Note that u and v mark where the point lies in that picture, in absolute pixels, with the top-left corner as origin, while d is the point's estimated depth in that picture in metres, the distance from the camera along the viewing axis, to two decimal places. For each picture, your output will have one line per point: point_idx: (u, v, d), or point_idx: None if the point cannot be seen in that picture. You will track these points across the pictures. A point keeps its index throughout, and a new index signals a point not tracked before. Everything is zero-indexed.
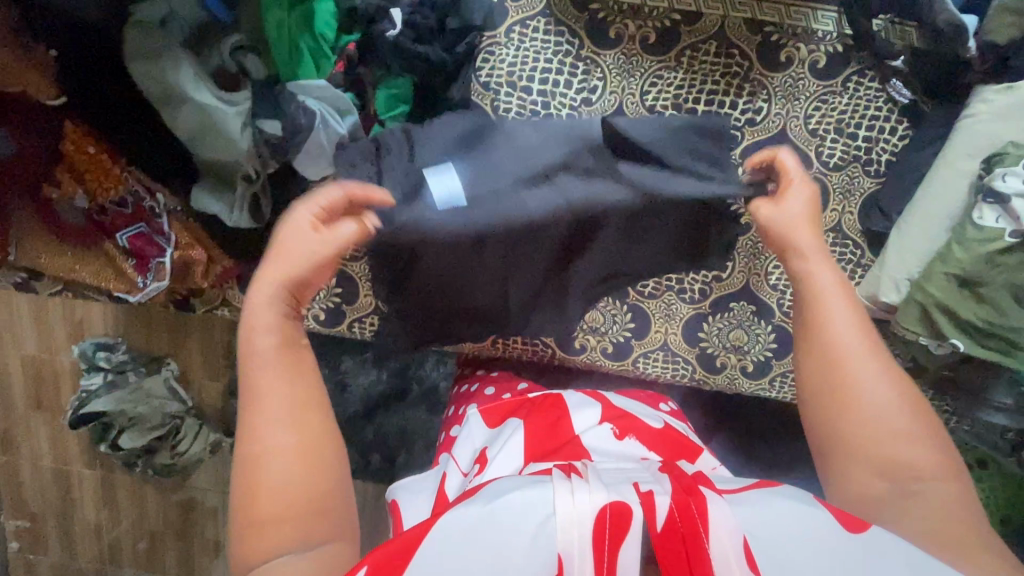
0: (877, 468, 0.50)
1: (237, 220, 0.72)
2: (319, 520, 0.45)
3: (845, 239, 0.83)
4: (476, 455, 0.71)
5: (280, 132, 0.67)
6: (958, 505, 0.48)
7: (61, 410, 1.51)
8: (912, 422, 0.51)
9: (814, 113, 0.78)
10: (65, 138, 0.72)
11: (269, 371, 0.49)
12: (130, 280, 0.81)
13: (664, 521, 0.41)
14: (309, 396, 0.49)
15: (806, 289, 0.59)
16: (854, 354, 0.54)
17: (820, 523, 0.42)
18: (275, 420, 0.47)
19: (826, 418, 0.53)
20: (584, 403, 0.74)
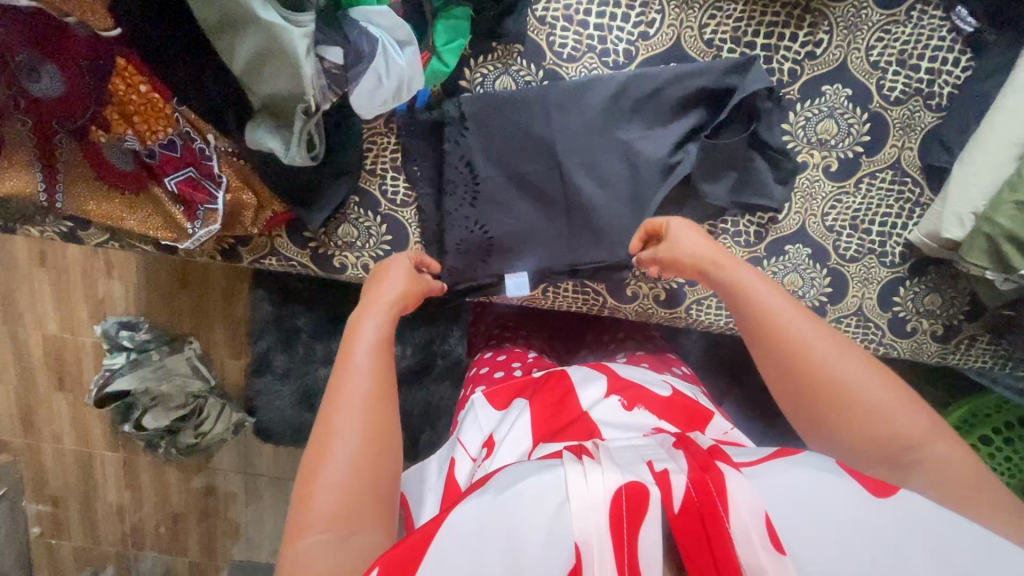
0: (876, 451, 0.53)
1: (292, 157, 0.71)
2: (364, 510, 0.50)
3: (904, 176, 0.82)
4: (484, 439, 0.73)
5: (342, 61, 0.66)
6: (959, 466, 0.51)
7: (83, 390, 1.49)
8: (890, 398, 0.53)
9: (875, 45, 0.76)
10: (115, 77, 0.70)
11: (364, 360, 0.58)
12: (178, 229, 0.81)
13: (681, 502, 0.44)
14: (383, 390, 0.57)
15: (740, 303, 0.62)
16: (814, 351, 0.56)
17: (846, 489, 0.44)
18: (356, 400, 0.55)
19: (809, 416, 0.56)
20: (591, 377, 0.77)
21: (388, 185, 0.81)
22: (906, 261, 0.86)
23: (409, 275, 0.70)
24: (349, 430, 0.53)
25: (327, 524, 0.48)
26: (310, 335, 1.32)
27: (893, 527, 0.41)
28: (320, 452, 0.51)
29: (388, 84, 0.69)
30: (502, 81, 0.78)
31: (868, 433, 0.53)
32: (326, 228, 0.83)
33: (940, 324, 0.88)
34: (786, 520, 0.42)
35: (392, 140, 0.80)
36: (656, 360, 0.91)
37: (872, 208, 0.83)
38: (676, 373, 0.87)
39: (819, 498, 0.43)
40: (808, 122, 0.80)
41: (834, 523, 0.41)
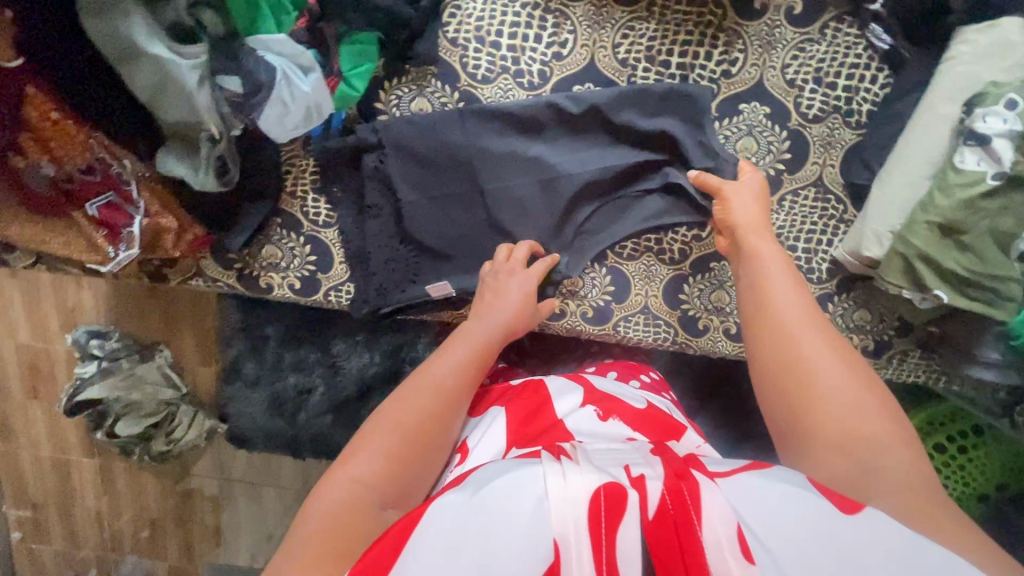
0: (834, 439, 0.53)
1: (202, 182, 0.71)
2: (398, 490, 0.55)
3: (827, 193, 0.81)
4: (457, 444, 0.73)
5: (241, 89, 0.66)
6: (915, 478, 0.49)
7: (57, 398, 1.51)
8: (861, 395, 0.55)
9: (791, 62, 0.75)
10: (25, 105, 0.68)
11: (454, 363, 0.66)
12: (101, 252, 0.81)
13: (656, 509, 0.42)
14: (453, 390, 0.64)
15: (749, 278, 0.68)
16: (801, 333, 0.60)
17: (821, 501, 0.43)
18: (430, 384, 0.64)
19: (777, 392, 0.58)
20: (567, 389, 0.77)
21: (310, 207, 0.82)
22: (833, 277, 0.85)
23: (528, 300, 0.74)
24: (416, 412, 0.60)
25: (375, 477, 0.54)
26: (276, 343, 1.34)
27: (861, 535, 0.41)
28: (388, 417, 0.59)
29: (295, 109, 0.68)
30: (417, 103, 0.77)
31: (830, 426, 0.53)
32: (250, 250, 0.83)
33: (870, 339, 0.88)
34: (758, 531, 0.41)
35: (310, 162, 0.80)
36: (628, 367, 0.93)
37: (796, 225, 0.83)
38: (640, 383, 0.88)
39: (792, 505, 0.42)
40: (727, 139, 0.79)
41: (808, 533, 0.41)
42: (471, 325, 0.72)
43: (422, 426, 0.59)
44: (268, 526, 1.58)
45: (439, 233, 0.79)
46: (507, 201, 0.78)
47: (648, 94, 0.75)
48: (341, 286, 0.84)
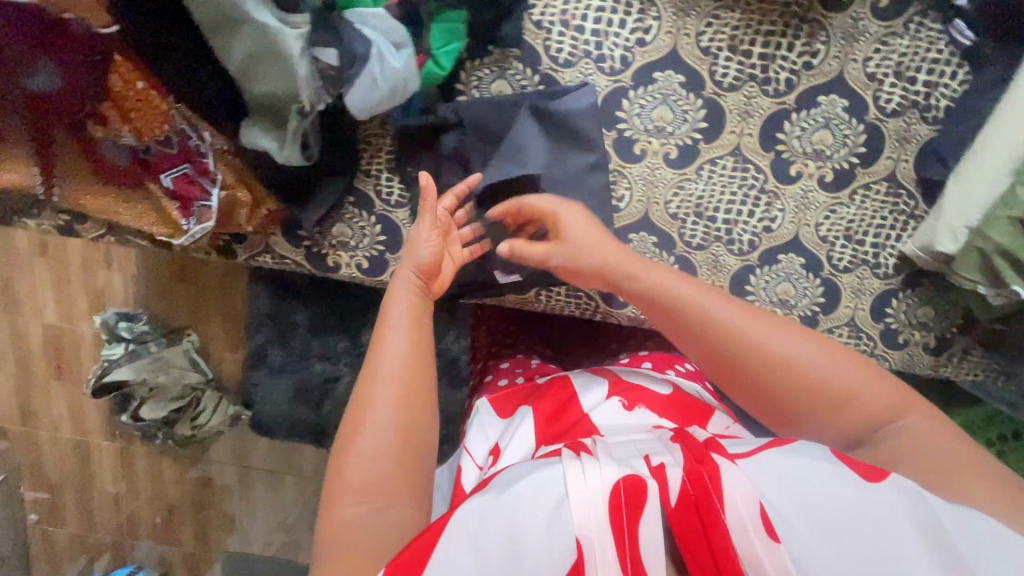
0: (852, 430, 0.60)
1: (287, 156, 0.71)
2: (393, 487, 0.58)
3: (898, 188, 0.82)
4: (490, 447, 0.75)
5: (337, 62, 0.66)
6: (920, 430, 0.58)
7: (82, 380, 1.50)
8: (850, 377, 0.60)
9: (873, 56, 0.76)
10: (113, 72, 0.70)
11: (398, 358, 0.63)
12: (173, 225, 0.81)
13: (678, 495, 0.47)
14: (411, 375, 0.63)
15: (677, 317, 0.66)
16: (768, 356, 0.61)
17: (845, 482, 0.48)
18: (383, 381, 0.62)
19: (776, 411, 0.62)
20: (592, 383, 0.78)
21: (384, 186, 0.82)
22: (899, 272, 0.86)
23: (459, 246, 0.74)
24: (383, 422, 0.60)
25: (361, 489, 0.57)
26: (305, 331, 1.32)
27: (868, 505, 0.46)
28: (356, 430, 0.59)
29: (382, 86, 0.69)
30: (498, 86, 0.78)
31: (842, 420, 0.60)
32: (321, 228, 0.83)
33: (932, 336, 0.89)
34: (776, 509, 0.46)
35: (388, 142, 0.80)
36: (663, 355, 0.94)
37: (867, 219, 0.83)
38: (678, 371, 0.86)
39: (809, 480, 0.47)
40: (803, 132, 0.79)
41: (820, 506, 0.46)
42: (392, 305, 0.68)
43: (398, 432, 0.60)
44: (287, 513, 1.58)
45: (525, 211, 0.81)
46: (586, 186, 0.80)
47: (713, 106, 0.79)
48: None
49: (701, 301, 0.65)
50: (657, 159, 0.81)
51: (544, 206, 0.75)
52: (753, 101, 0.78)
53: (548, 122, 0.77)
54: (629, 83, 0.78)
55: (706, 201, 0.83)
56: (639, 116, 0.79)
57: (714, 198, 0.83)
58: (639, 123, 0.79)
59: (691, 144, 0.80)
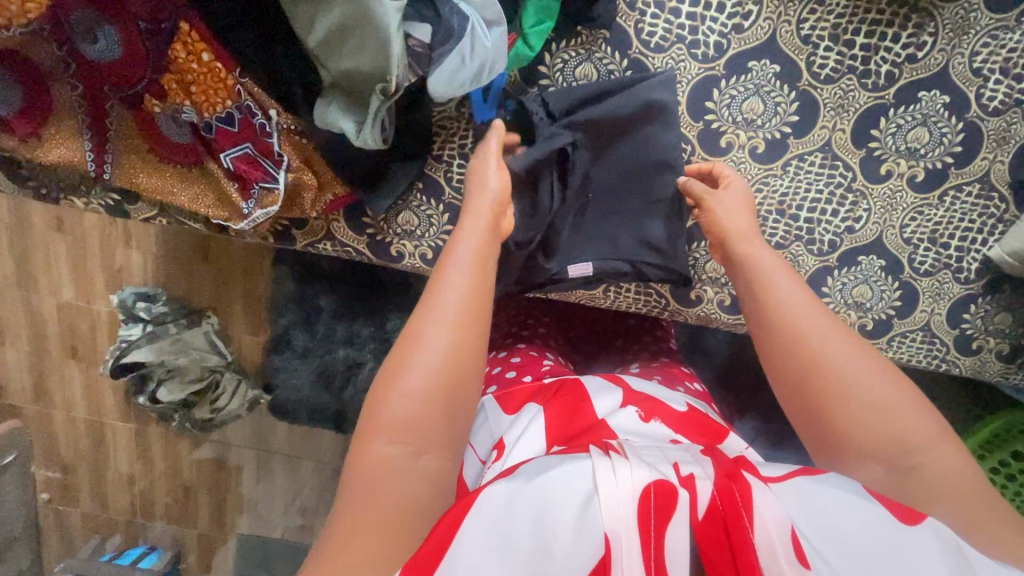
0: (880, 448, 0.52)
1: (364, 139, 0.66)
2: (430, 434, 0.51)
3: (991, 190, 0.78)
4: (495, 442, 0.67)
5: (429, 39, 0.62)
6: (957, 474, 0.50)
7: (97, 358, 1.43)
8: (897, 395, 0.53)
9: (981, 50, 0.72)
10: (177, 43, 0.65)
11: (458, 299, 0.56)
12: (232, 208, 0.77)
13: (706, 508, 0.42)
14: (475, 314, 0.57)
15: (747, 286, 0.64)
16: (813, 337, 0.57)
17: (878, 517, 0.42)
18: (448, 314, 0.55)
19: (805, 405, 0.56)
20: (605, 388, 0.70)
21: (455, 173, 0.78)
22: (981, 277, 0.82)
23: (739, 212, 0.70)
24: (429, 361, 0.53)
25: (398, 428, 0.50)
26: (330, 316, 1.27)
27: (907, 548, 0.41)
28: (407, 360, 0.53)
29: (471, 66, 0.64)
30: (584, 69, 0.74)
31: (865, 431, 0.52)
32: (387, 215, 0.80)
33: (1007, 344, 0.85)
34: (812, 541, 0.41)
35: (464, 126, 0.76)
36: (676, 371, 0.86)
37: (954, 222, 0.80)
38: (686, 388, 0.80)
39: (850, 516, 0.42)
40: (899, 128, 0.76)
41: (860, 546, 0.40)
42: (459, 235, 0.62)
43: (444, 375, 0.53)
44: (300, 500, 1.51)
45: (605, 200, 0.78)
46: (668, 177, 0.76)
47: (809, 96, 0.75)
48: None
49: (769, 267, 0.63)
50: (744, 154, 0.77)
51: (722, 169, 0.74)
52: (850, 95, 0.75)
53: (637, 107, 0.73)
54: (722, 71, 0.74)
55: (790, 199, 0.79)
56: (729, 107, 0.76)
57: (799, 196, 0.79)
58: (729, 115, 0.76)
59: (781, 138, 0.77)
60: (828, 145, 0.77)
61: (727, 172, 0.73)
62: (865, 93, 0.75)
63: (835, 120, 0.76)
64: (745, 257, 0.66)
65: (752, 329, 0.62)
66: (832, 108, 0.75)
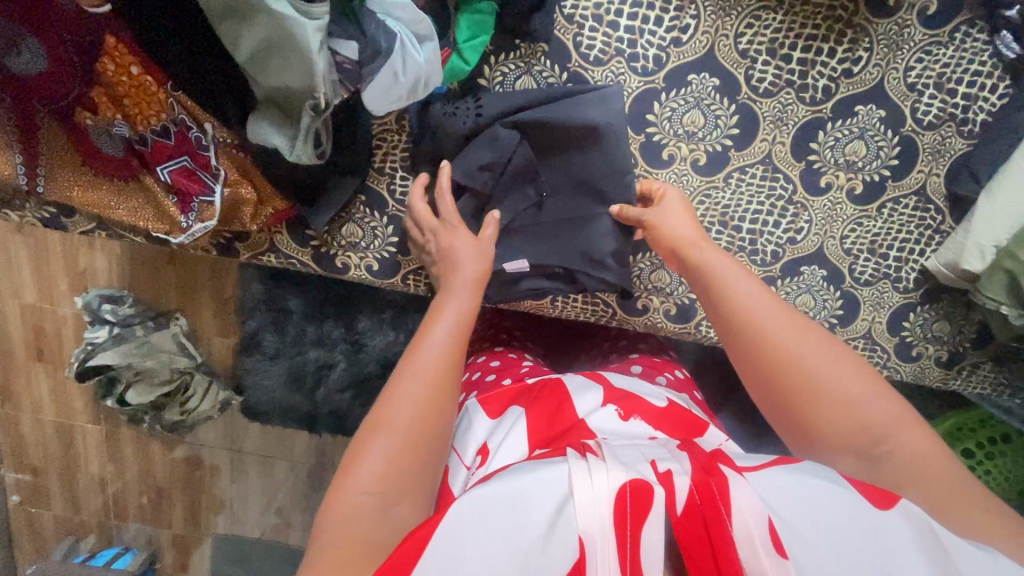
0: (851, 440, 0.53)
1: (297, 155, 0.66)
2: (405, 482, 0.51)
3: (927, 202, 0.80)
4: (479, 448, 0.66)
5: (357, 56, 0.61)
6: (925, 455, 0.52)
7: (63, 361, 1.40)
8: (860, 385, 0.55)
9: (915, 65, 0.73)
10: (104, 56, 0.64)
11: (437, 351, 0.59)
12: (171, 220, 0.76)
13: (684, 504, 0.42)
14: (451, 369, 0.59)
15: (708, 292, 0.64)
16: (775, 335, 0.58)
17: (855, 503, 0.44)
18: (426, 369, 0.58)
19: (777, 404, 0.57)
20: (585, 387, 0.70)
21: (398, 184, 0.78)
22: (919, 286, 0.84)
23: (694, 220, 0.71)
24: (410, 411, 0.54)
25: (372, 479, 0.50)
26: (299, 317, 1.24)
27: (883, 535, 0.42)
28: (387, 412, 0.54)
29: (404, 82, 0.64)
30: (524, 81, 0.74)
31: (835, 427, 0.54)
32: (330, 228, 0.80)
33: (945, 350, 0.87)
34: (789, 527, 0.41)
35: (403, 138, 0.76)
36: (659, 364, 0.86)
37: (892, 233, 0.81)
38: (665, 380, 0.82)
39: (826, 505, 0.43)
40: (838, 141, 0.77)
41: (835, 530, 0.42)
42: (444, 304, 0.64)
43: (423, 424, 0.54)
44: (275, 501, 1.51)
45: None
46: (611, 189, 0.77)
47: (748, 109, 0.75)
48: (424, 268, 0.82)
49: (730, 277, 0.63)
50: (686, 166, 0.78)
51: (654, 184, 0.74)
52: (789, 109, 0.75)
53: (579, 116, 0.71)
54: (661, 84, 0.75)
55: (732, 210, 0.80)
56: (670, 120, 0.76)
57: (741, 207, 0.80)
58: (670, 127, 0.76)
59: (722, 151, 0.77)
60: (769, 156, 0.78)
61: (661, 189, 0.74)
62: (803, 107, 0.75)
63: (774, 132, 0.76)
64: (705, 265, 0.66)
65: (718, 331, 0.63)
66: (770, 124, 0.76)
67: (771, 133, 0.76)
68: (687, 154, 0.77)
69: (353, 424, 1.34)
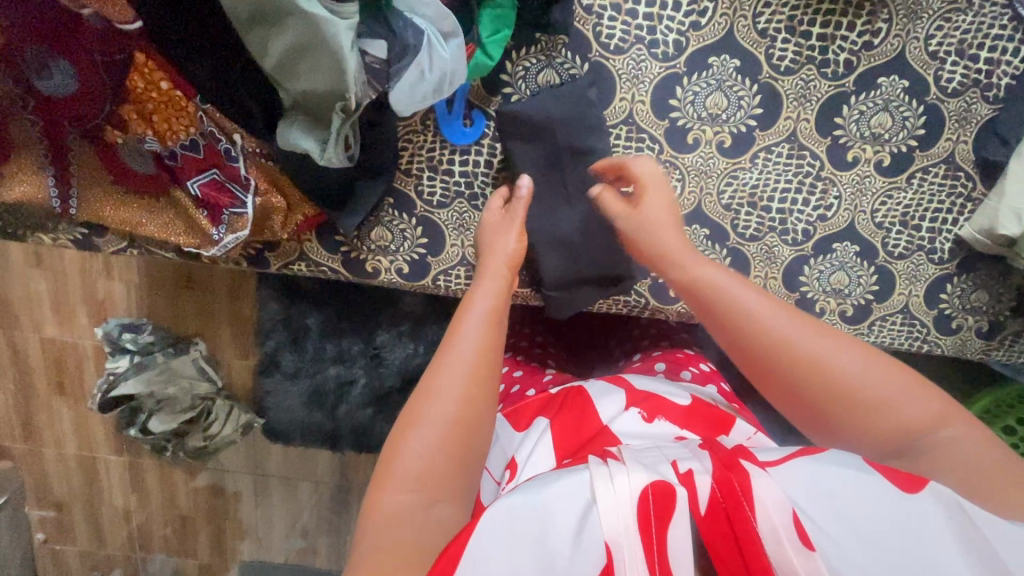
0: (889, 438, 0.52)
1: (329, 158, 0.66)
2: (446, 480, 0.49)
3: (957, 170, 0.79)
4: (507, 461, 0.64)
5: (385, 55, 0.62)
6: (970, 446, 0.50)
7: (85, 393, 1.39)
8: (895, 386, 0.52)
9: (935, 34, 0.73)
10: (134, 73, 0.64)
11: (474, 341, 0.56)
12: (202, 234, 0.76)
13: (707, 503, 0.42)
14: (491, 360, 0.56)
15: (705, 306, 0.60)
16: (794, 346, 0.54)
17: (880, 488, 0.42)
18: (465, 362, 0.54)
19: (804, 411, 0.55)
20: (607, 390, 0.67)
21: (425, 185, 0.78)
22: (955, 257, 0.83)
23: (662, 201, 0.69)
24: (448, 407, 0.51)
25: (411, 480, 0.48)
26: (319, 334, 1.23)
27: (911, 519, 0.41)
28: (424, 405, 0.51)
29: (429, 80, 0.65)
30: (546, 75, 0.75)
31: (874, 431, 0.52)
32: (360, 232, 0.80)
33: (986, 320, 0.85)
34: (814, 521, 0.41)
35: (429, 138, 0.76)
36: (687, 358, 0.85)
37: (923, 204, 0.81)
38: (691, 373, 0.80)
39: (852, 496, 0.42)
40: (863, 115, 0.77)
41: (864, 523, 0.40)
42: (478, 294, 0.61)
43: (462, 418, 0.51)
44: (301, 523, 1.49)
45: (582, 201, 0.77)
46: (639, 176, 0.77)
47: (770, 87, 0.75)
48: (455, 268, 0.81)
49: (721, 286, 0.59)
50: (711, 149, 0.78)
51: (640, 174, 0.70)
52: (811, 85, 0.75)
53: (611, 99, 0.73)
54: (682, 69, 0.75)
55: (760, 191, 0.80)
56: (693, 104, 0.76)
57: (769, 187, 0.80)
58: (693, 110, 0.76)
59: (747, 132, 0.77)
60: (794, 133, 0.77)
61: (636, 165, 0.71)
62: (826, 81, 0.75)
63: (797, 109, 0.76)
64: (688, 276, 0.62)
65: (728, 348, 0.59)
66: (793, 101, 0.76)
67: (794, 110, 0.76)
68: (711, 136, 0.77)
69: (378, 439, 1.32)
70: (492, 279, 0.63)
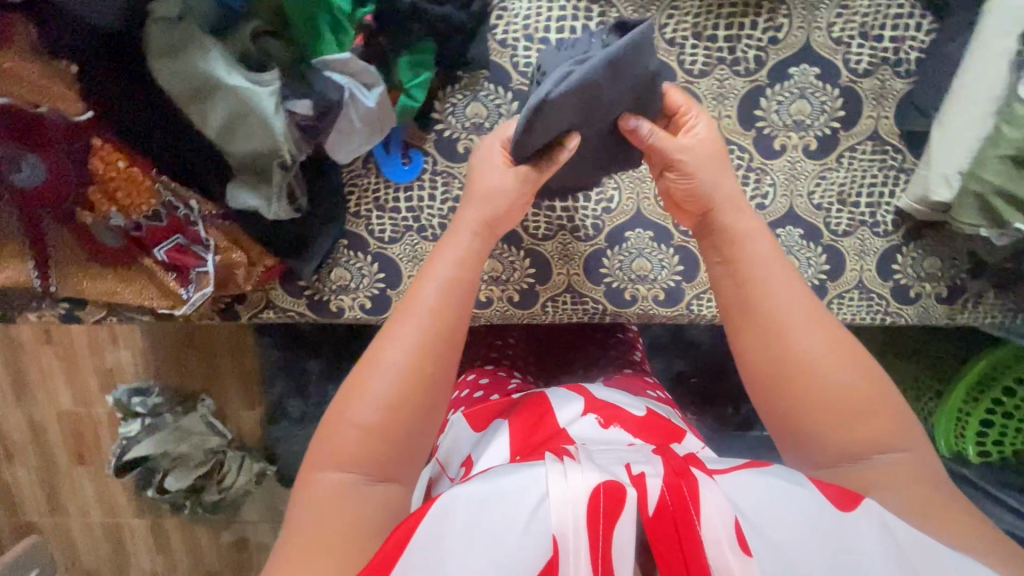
0: (849, 442, 0.54)
1: (275, 212, 0.72)
2: (383, 451, 0.53)
3: (884, 144, 0.81)
4: (464, 459, 0.67)
5: (311, 111, 0.67)
6: (911, 471, 0.53)
7: (101, 460, 1.44)
8: (870, 396, 0.55)
9: (836, 21, 0.77)
10: (92, 157, 0.69)
11: (425, 313, 0.59)
12: (174, 296, 0.81)
13: (656, 505, 0.42)
14: (439, 333, 0.59)
15: (733, 274, 0.64)
16: (794, 329, 0.58)
17: (816, 503, 0.44)
18: (411, 336, 0.57)
19: (775, 394, 0.58)
20: (569, 396, 0.69)
21: (375, 223, 0.83)
22: (898, 228, 0.84)
23: (711, 140, 0.69)
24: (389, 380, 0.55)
25: (346, 456, 0.52)
26: (320, 376, 1.28)
27: (846, 535, 0.42)
28: (368, 376, 0.55)
29: (360, 127, 0.71)
30: (473, 108, 0.80)
31: (834, 431, 0.54)
32: (319, 274, 0.84)
33: (944, 286, 0.86)
34: (756, 529, 0.41)
35: (373, 180, 0.82)
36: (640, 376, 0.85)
37: (857, 180, 0.83)
38: (654, 395, 0.81)
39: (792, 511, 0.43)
40: (782, 104, 0.80)
41: (800, 535, 0.41)
42: (436, 264, 0.63)
43: (403, 392, 0.55)
44: None
45: None
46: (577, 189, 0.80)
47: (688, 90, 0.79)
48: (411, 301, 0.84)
49: (754, 260, 0.64)
50: None
51: (672, 109, 0.71)
52: (726, 83, 0.79)
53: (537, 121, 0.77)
54: None
55: None
56: None
57: None
58: None
59: None
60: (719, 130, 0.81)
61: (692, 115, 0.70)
62: (740, 78, 0.79)
63: (718, 107, 0.80)
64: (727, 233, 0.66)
65: (732, 323, 0.63)
66: (711, 100, 0.79)
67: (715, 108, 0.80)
68: None
69: None
70: (454, 245, 0.65)
